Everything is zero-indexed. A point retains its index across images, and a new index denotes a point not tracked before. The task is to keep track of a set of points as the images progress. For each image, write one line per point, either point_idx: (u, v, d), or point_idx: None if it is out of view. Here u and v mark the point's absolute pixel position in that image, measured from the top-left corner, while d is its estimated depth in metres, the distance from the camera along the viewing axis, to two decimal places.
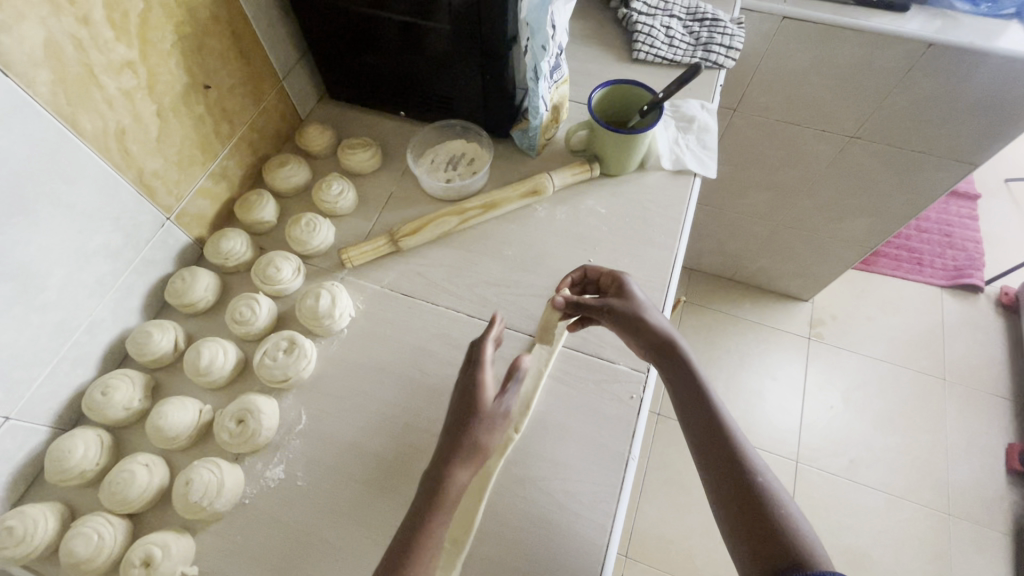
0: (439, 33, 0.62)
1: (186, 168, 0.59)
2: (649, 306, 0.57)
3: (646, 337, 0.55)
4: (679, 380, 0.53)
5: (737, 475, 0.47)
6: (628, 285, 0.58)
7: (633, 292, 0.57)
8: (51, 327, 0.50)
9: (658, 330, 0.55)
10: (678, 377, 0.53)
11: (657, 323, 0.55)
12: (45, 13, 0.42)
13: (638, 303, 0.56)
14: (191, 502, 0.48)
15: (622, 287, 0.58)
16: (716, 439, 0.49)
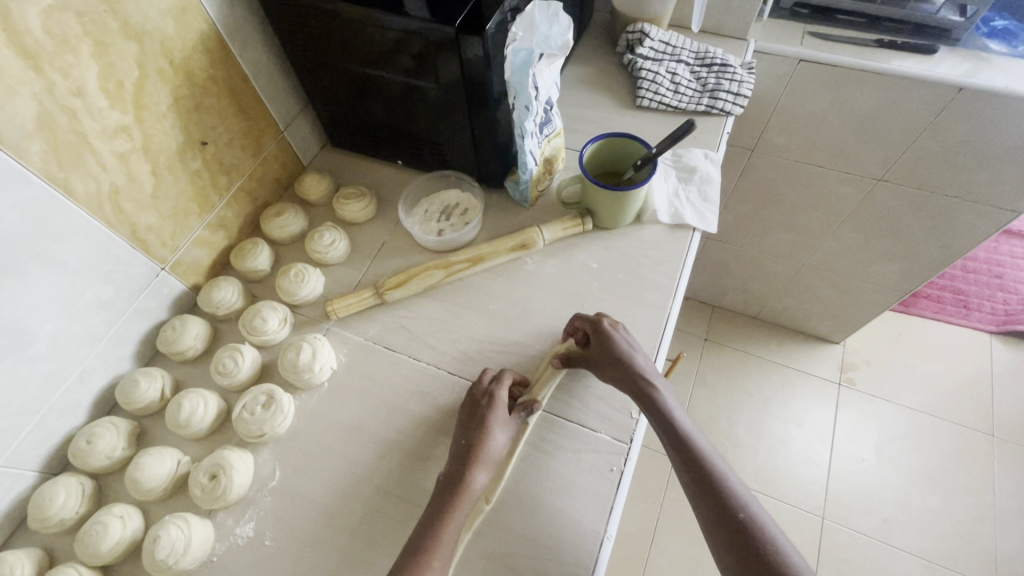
0: (428, 89, 0.63)
1: (183, 220, 0.62)
2: (631, 351, 0.56)
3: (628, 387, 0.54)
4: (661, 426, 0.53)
5: (724, 516, 0.49)
6: (612, 331, 0.57)
7: (618, 340, 0.56)
8: (41, 377, 0.52)
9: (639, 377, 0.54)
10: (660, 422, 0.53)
11: (639, 368, 0.55)
12: (39, 88, 0.44)
13: (620, 350, 0.56)
14: (157, 559, 0.48)
15: (605, 338, 0.56)
16: (701, 481, 0.50)
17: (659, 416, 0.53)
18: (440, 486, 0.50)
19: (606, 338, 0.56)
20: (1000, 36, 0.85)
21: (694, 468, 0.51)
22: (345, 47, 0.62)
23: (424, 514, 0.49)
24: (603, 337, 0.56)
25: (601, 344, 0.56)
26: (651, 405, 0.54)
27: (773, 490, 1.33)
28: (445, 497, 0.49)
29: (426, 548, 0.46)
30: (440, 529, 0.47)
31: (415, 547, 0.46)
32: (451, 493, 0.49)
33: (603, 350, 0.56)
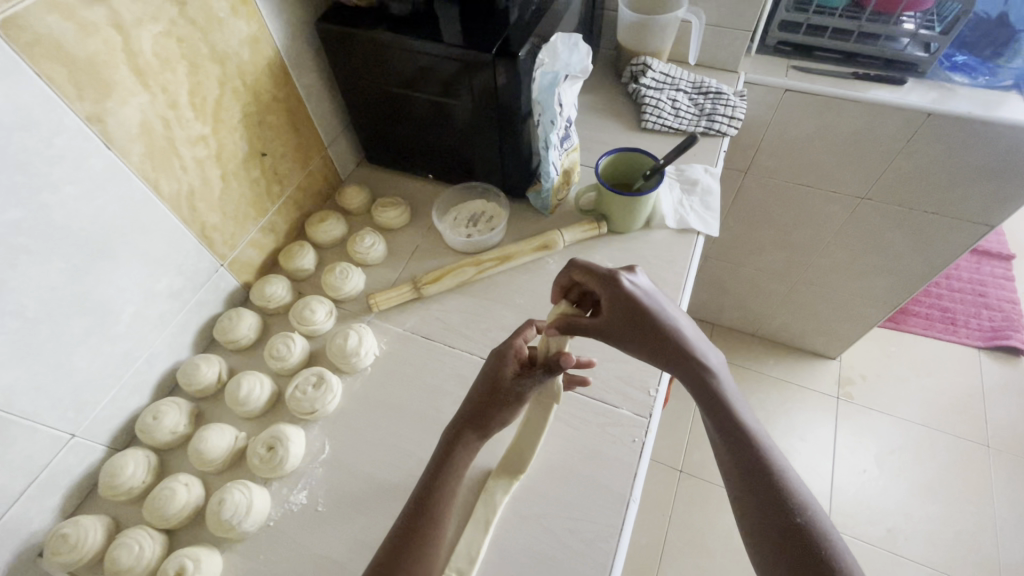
0: (462, 108, 0.71)
1: (241, 222, 0.69)
2: (669, 317, 0.57)
3: (666, 351, 0.56)
4: (703, 394, 0.55)
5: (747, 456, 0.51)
6: (639, 292, 0.57)
7: (644, 300, 0.57)
8: (118, 356, 0.58)
9: (682, 344, 0.56)
10: (702, 390, 0.55)
11: (681, 336, 0.56)
12: (144, 100, 0.52)
13: (658, 315, 0.57)
14: (223, 519, 0.54)
15: (625, 296, 0.56)
16: (733, 435, 0.52)
17: (700, 384, 0.55)
18: (448, 434, 0.55)
19: (629, 296, 0.56)
20: (963, 69, 0.95)
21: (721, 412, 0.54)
22: (389, 73, 0.71)
23: (431, 461, 0.53)
24: (626, 295, 0.56)
25: (621, 301, 0.56)
26: (697, 374, 0.55)
27: None
28: (459, 447, 0.53)
29: (437, 498, 0.51)
30: (456, 478, 0.52)
31: (425, 500, 0.50)
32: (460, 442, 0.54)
33: (622, 309, 0.56)
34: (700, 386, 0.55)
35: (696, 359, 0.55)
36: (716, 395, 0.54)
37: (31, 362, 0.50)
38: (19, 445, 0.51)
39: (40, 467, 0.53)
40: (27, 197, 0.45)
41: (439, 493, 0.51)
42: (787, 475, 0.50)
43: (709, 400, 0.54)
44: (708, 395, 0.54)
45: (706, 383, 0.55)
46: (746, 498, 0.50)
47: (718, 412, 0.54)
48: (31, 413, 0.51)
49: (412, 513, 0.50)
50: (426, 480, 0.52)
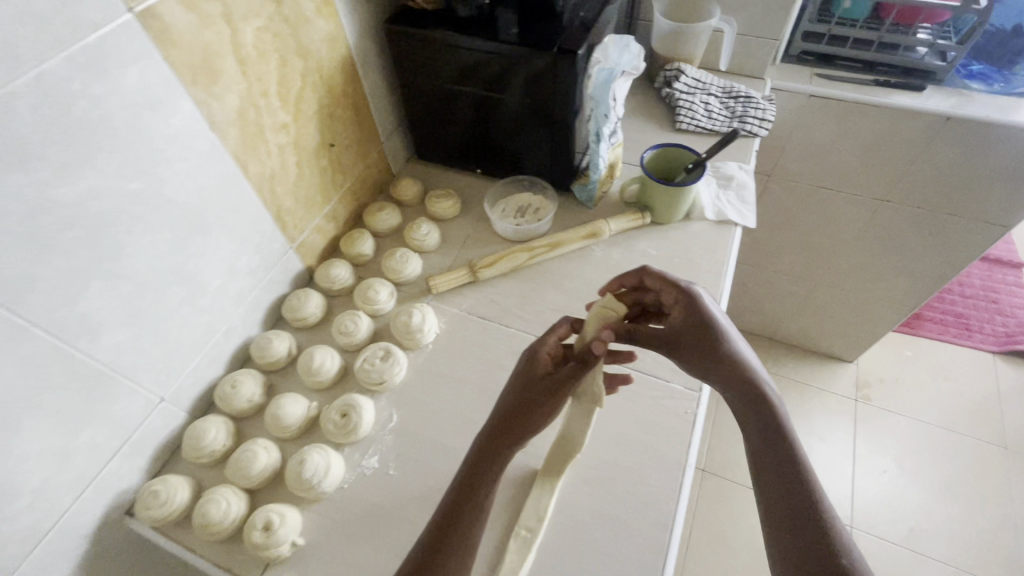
0: (517, 105, 0.76)
1: (309, 208, 0.73)
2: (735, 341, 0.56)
3: (724, 371, 0.54)
4: (759, 421, 0.50)
5: (782, 468, 0.47)
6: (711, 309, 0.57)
7: (713, 318, 0.56)
8: (203, 327, 0.62)
9: (743, 366, 0.53)
10: (758, 417, 0.50)
11: (744, 361, 0.54)
12: (243, 88, 0.57)
13: (723, 334, 0.55)
14: (304, 478, 0.57)
15: (695, 308, 0.57)
16: (769, 444, 0.49)
17: (758, 409, 0.51)
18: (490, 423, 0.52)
19: (700, 309, 0.57)
20: (979, 77, 1.00)
21: (762, 420, 0.50)
22: (449, 70, 0.76)
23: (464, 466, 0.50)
24: (695, 308, 0.57)
25: (686, 309, 0.58)
26: (755, 401, 0.51)
27: None
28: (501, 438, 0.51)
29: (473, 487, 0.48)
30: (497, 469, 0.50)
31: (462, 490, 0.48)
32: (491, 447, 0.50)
33: (688, 319, 0.57)
34: (757, 412, 0.51)
35: (757, 386, 0.52)
36: (776, 426, 0.50)
37: (135, 325, 0.53)
38: (117, 404, 0.54)
39: (133, 428, 0.57)
40: (147, 171, 0.50)
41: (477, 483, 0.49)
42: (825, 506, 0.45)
43: (762, 430, 0.50)
44: (761, 422, 0.50)
45: (764, 410, 0.51)
46: (780, 530, 0.45)
47: (770, 442, 0.49)
48: (129, 375, 0.55)
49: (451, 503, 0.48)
50: (467, 469, 0.50)
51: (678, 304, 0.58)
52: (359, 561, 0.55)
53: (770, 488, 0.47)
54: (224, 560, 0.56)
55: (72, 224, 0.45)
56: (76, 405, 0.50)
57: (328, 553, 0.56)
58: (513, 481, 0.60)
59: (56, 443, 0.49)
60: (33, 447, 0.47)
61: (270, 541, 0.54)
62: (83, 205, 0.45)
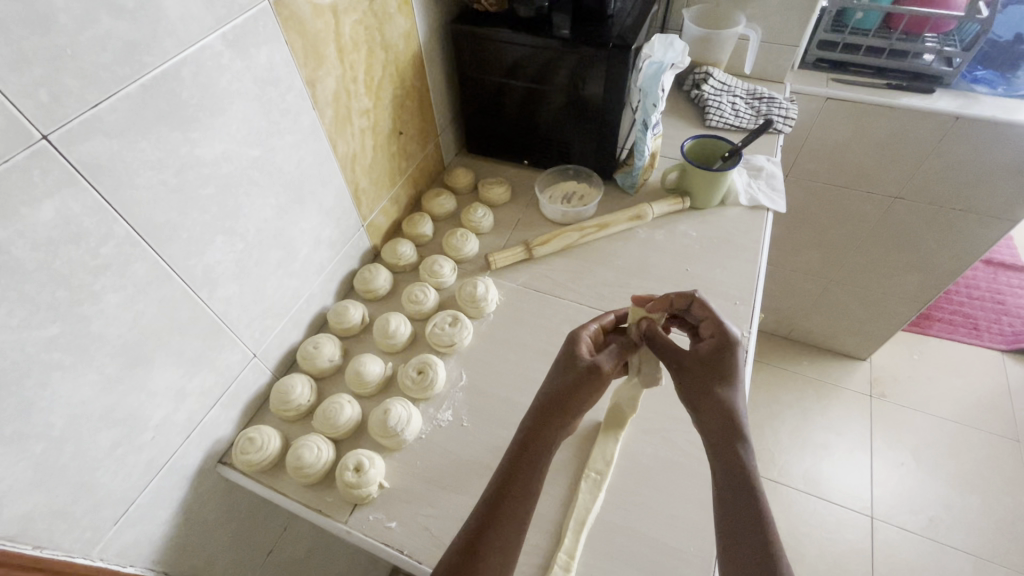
0: (566, 98, 0.83)
1: (379, 190, 0.79)
2: (739, 390, 0.51)
3: (716, 416, 0.49)
4: (728, 469, 0.46)
5: (744, 512, 0.44)
6: (736, 352, 0.52)
7: (734, 361, 0.52)
8: (291, 291, 0.67)
9: (735, 417, 0.48)
10: (728, 474, 0.46)
11: (740, 412, 0.49)
12: (338, 73, 0.64)
13: (733, 381, 0.51)
14: (388, 426, 0.62)
15: (722, 346, 0.53)
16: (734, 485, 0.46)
17: (732, 465, 0.47)
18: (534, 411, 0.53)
19: (729, 352, 0.52)
20: (983, 81, 1.08)
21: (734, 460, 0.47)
22: (505, 67, 0.83)
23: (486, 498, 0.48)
24: (721, 347, 0.53)
25: (713, 348, 0.53)
26: (733, 454, 0.47)
27: (819, 490, 1.40)
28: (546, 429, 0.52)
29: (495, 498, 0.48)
30: (545, 459, 0.50)
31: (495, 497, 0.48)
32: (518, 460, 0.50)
33: (711, 356, 0.53)
34: (731, 467, 0.46)
35: (742, 440, 0.47)
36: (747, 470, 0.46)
37: (242, 281, 0.59)
38: (223, 353, 0.59)
39: (232, 379, 0.62)
40: (264, 140, 0.56)
41: (522, 482, 0.48)
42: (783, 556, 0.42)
43: (730, 487, 0.46)
44: (731, 479, 0.46)
45: (740, 467, 0.46)
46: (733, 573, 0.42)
47: (735, 504, 0.45)
48: (234, 328, 0.60)
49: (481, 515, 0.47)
50: (500, 476, 0.49)
51: (711, 339, 0.54)
52: (441, 502, 0.59)
53: (731, 532, 0.44)
54: (315, 501, 0.60)
55: (208, 181, 0.51)
56: (195, 349, 0.55)
57: (411, 495, 0.60)
58: (580, 432, 0.64)
59: (177, 382, 0.54)
60: (162, 382, 0.52)
61: (362, 480, 0.58)
62: (217, 165, 0.51)
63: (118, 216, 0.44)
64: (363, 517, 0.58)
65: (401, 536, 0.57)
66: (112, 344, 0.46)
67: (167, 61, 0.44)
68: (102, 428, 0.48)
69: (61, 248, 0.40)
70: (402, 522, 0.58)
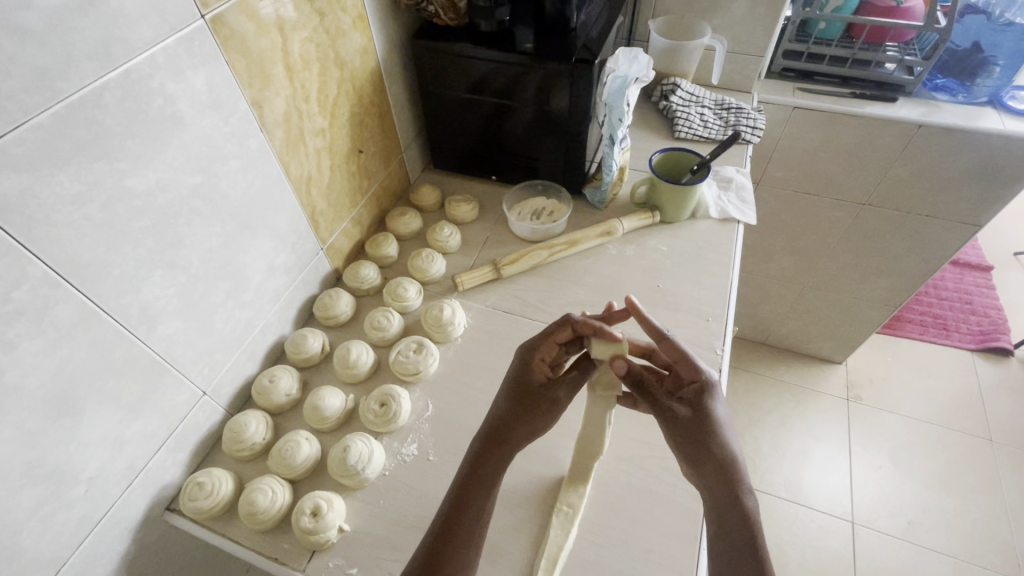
0: (530, 112, 0.81)
1: (339, 211, 0.76)
2: (727, 431, 0.51)
3: (699, 454, 0.49)
4: (720, 493, 0.48)
5: (735, 526, 0.47)
6: (717, 397, 0.52)
7: (716, 405, 0.51)
8: (243, 322, 0.63)
9: (729, 461, 0.49)
10: (728, 524, 0.47)
11: (735, 458, 0.49)
12: (289, 93, 0.61)
13: (717, 425, 0.50)
14: (348, 465, 0.58)
15: (703, 389, 0.52)
16: (726, 506, 0.48)
17: (730, 514, 0.47)
18: (486, 429, 0.53)
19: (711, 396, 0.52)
20: (943, 89, 1.09)
21: (727, 487, 0.48)
22: (468, 81, 0.81)
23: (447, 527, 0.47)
24: (702, 390, 0.52)
25: (696, 388, 0.52)
26: (734, 507, 0.47)
27: (800, 497, 1.40)
28: (499, 446, 0.51)
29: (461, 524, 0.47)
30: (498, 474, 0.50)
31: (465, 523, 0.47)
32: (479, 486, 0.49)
33: (692, 399, 0.52)
34: (729, 517, 0.47)
35: (739, 482, 0.48)
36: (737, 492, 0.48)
37: (186, 316, 0.55)
38: (166, 394, 0.55)
39: (178, 420, 0.57)
40: (206, 166, 0.53)
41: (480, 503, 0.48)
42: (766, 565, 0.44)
43: (732, 537, 0.46)
44: (728, 531, 0.47)
45: (732, 493, 0.48)
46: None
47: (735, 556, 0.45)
48: (179, 366, 0.56)
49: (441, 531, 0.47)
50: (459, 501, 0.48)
51: (693, 383, 0.53)
52: (405, 545, 0.56)
53: (721, 547, 0.47)
54: (270, 549, 0.56)
55: (142, 213, 0.47)
56: (134, 393, 0.51)
57: (374, 538, 0.56)
58: (552, 461, 0.62)
59: (113, 430, 0.50)
60: (94, 432, 0.48)
61: (320, 525, 0.55)
62: (151, 196, 0.48)
63: (32, 256, 0.40)
64: (322, 564, 0.55)
65: None
66: (30, 396, 0.42)
67: (85, 86, 0.40)
68: (23, 486, 0.43)
69: None
70: (364, 568, 0.54)
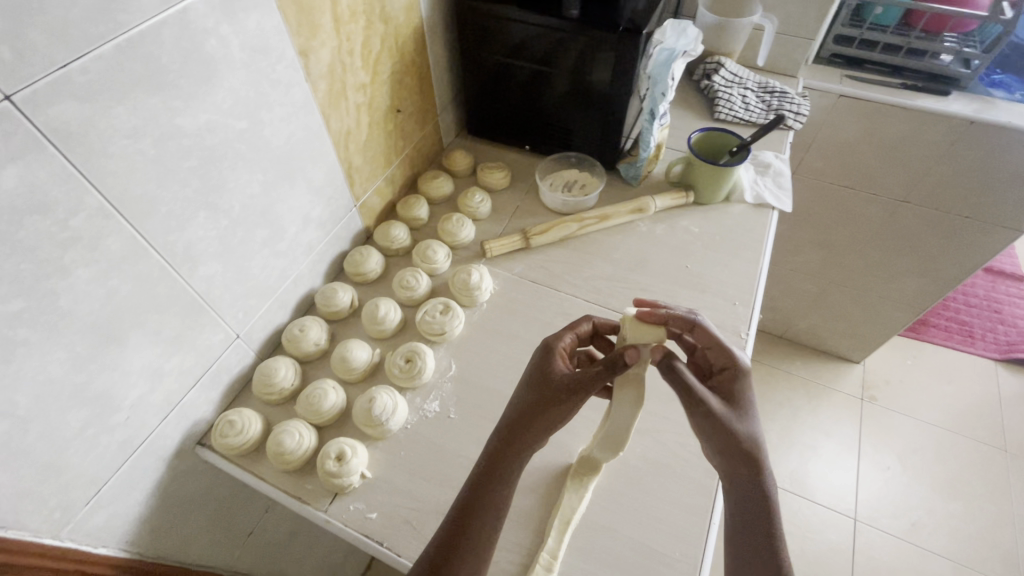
0: (569, 81, 0.80)
1: (374, 169, 0.77)
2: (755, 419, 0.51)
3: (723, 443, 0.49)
4: (739, 472, 0.49)
5: (751, 502, 0.49)
6: (749, 382, 0.52)
7: (748, 392, 0.51)
8: (277, 272, 0.65)
9: (753, 450, 0.49)
10: (742, 501, 0.49)
11: (761, 443, 0.49)
12: (334, 45, 0.61)
13: (747, 410, 0.51)
14: (373, 415, 0.60)
15: (736, 374, 0.52)
16: (743, 484, 0.49)
17: (745, 494, 0.49)
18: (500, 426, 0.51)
19: (741, 384, 0.52)
20: (1000, 86, 1.04)
21: (750, 470, 0.49)
22: (510, 46, 0.80)
23: (467, 489, 0.48)
24: (735, 376, 0.52)
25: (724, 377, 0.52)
26: (751, 487, 0.49)
27: (805, 491, 1.40)
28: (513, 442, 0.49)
29: (502, 481, 0.48)
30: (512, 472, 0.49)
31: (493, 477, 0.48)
32: (498, 461, 0.49)
33: (723, 386, 0.52)
34: (745, 498, 0.49)
35: (758, 465, 0.49)
36: (755, 472, 0.49)
37: (225, 260, 0.56)
38: (203, 334, 0.57)
39: (212, 359, 0.59)
40: (252, 111, 0.53)
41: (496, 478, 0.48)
42: (775, 533, 0.48)
43: (747, 512, 0.49)
44: (745, 507, 0.49)
45: (749, 474, 0.49)
46: (739, 544, 0.49)
47: (747, 532, 0.49)
48: (216, 308, 0.57)
49: (475, 485, 0.48)
50: (481, 464, 0.49)
51: (726, 369, 0.52)
52: (423, 496, 0.57)
53: (736, 517, 0.50)
54: (295, 489, 0.58)
55: (191, 152, 0.48)
56: (173, 329, 0.53)
57: (393, 486, 0.58)
58: (570, 428, 0.63)
59: (154, 362, 0.52)
60: (137, 362, 0.50)
61: (343, 470, 0.57)
62: (200, 137, 0.49)
63: (89, 186, 0.41)
64: (343, 507, 0.57)
65: (381, 527, 0.56)
66: (81, 321, 0.44)
67: (145, 21, 0.41)
68: (71, 407, 0.46)
69: (26, 218, 0.38)
70: (383, 514, 0.56)
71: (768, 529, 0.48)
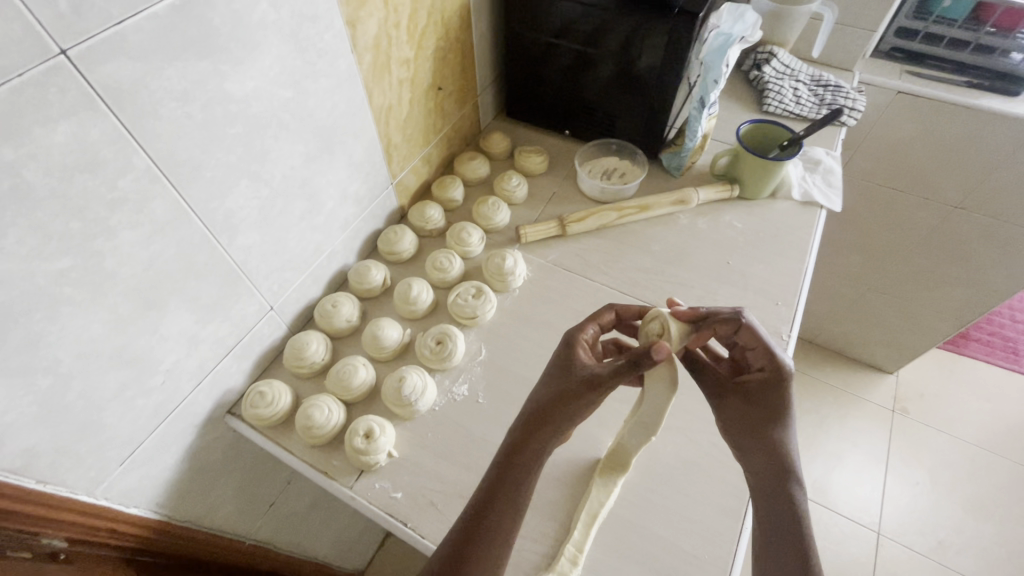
0: (616, 65, 0.77)
1: (412, 147, 0.76)
2: (792, 425, 0.49)
3: (754, 445, 0.48)
4: (770, 478, 0.47)
5: (783, 508, 0.46)
6: (789, 387, 0.49)
7: (788, 397, 0.49)
8: (313, 246, 0.65)
9: (785, 453, 0.47)
10: (774, 505, 0.46)
11: (793, 450, 0.48)
12: (381, 17, 0.59)
13: (782, 415, 0.49)
14: (403, 395, 0.59)
15: (774, 377, 0.50)
16: (773, 489, 0.47)
17: (776, 499, 0.46)
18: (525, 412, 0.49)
19: (780, 389, 0.49)
20: None
21: (781, 475, 0.47)
22: (557, 27, 0.78)
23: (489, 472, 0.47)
24: (772, 379, 0.50)
25: (761, 381, 0.50)
26: (783, 493, 0.46)
27: (828, 501, 1.37)
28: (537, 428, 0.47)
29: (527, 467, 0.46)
30: (535, 459, 0.47)
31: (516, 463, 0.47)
32: (519, 447, 0.47)
33: (756, 388, 0.50)
34: (775, 503, 0.46)
35: (791, 470, 0.47)
36: (786, 478, 0.47)
37: (263, 231, 0.56)
38: (239, 303, 0.57)
39: (246, 329, 0.59)
40: (298, 80, 0.52)
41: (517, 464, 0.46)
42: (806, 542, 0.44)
43: (778, 517, 0.45)
44: (775, 511, 0.46)
45: (780, 479, 0.47)
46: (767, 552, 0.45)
47: (780, 541, 0.44)
48: (253, 278, 0.57)
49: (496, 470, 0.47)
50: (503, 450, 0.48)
51: (763, 372, 0.51)
52: (448, 478, 0.57)
53: (765, 523, 0.46)
54: (321, 463, 0.58)
55: (236, 119, 0.48)
56: (211, 297, 0.53)
57: (419, 467, 0.58)
58: (600, 421, 0.61)
59: (191, 328, 0.52)
60: (175, 327, 0.50)
61: (371, 447, 0.56)
62: (246, 104, 0.48)
63: (137, 147, 0.41)
64: (368, 484, 0.57)
65: (406, 507, 0.55)
66: (123, 283, 0.44)
67: None
68: (111, 368, 0.46)
69: (76, 176, 0.38)
70: (409, 494, 0.56)
71: (804, 539, 0.44)
